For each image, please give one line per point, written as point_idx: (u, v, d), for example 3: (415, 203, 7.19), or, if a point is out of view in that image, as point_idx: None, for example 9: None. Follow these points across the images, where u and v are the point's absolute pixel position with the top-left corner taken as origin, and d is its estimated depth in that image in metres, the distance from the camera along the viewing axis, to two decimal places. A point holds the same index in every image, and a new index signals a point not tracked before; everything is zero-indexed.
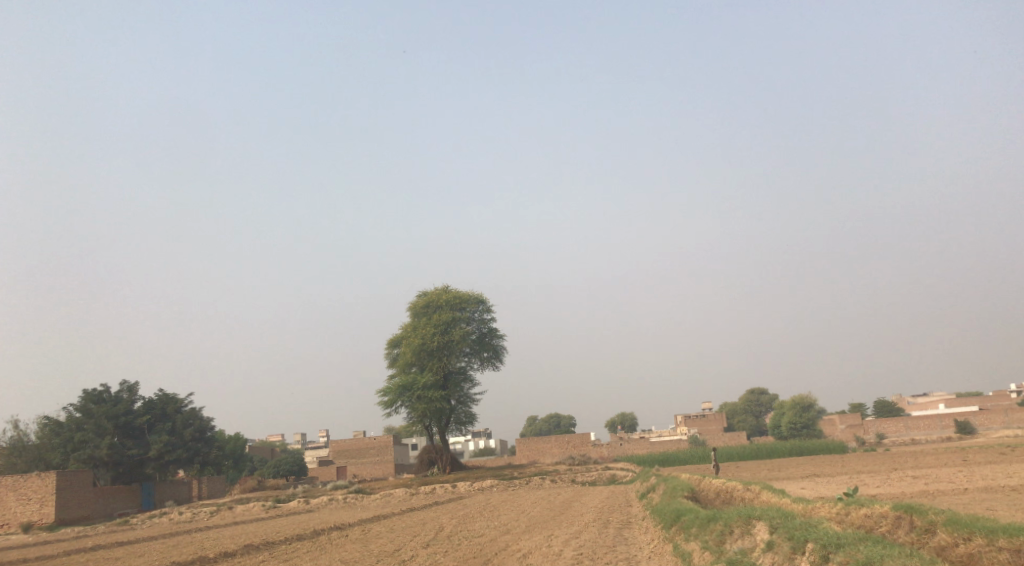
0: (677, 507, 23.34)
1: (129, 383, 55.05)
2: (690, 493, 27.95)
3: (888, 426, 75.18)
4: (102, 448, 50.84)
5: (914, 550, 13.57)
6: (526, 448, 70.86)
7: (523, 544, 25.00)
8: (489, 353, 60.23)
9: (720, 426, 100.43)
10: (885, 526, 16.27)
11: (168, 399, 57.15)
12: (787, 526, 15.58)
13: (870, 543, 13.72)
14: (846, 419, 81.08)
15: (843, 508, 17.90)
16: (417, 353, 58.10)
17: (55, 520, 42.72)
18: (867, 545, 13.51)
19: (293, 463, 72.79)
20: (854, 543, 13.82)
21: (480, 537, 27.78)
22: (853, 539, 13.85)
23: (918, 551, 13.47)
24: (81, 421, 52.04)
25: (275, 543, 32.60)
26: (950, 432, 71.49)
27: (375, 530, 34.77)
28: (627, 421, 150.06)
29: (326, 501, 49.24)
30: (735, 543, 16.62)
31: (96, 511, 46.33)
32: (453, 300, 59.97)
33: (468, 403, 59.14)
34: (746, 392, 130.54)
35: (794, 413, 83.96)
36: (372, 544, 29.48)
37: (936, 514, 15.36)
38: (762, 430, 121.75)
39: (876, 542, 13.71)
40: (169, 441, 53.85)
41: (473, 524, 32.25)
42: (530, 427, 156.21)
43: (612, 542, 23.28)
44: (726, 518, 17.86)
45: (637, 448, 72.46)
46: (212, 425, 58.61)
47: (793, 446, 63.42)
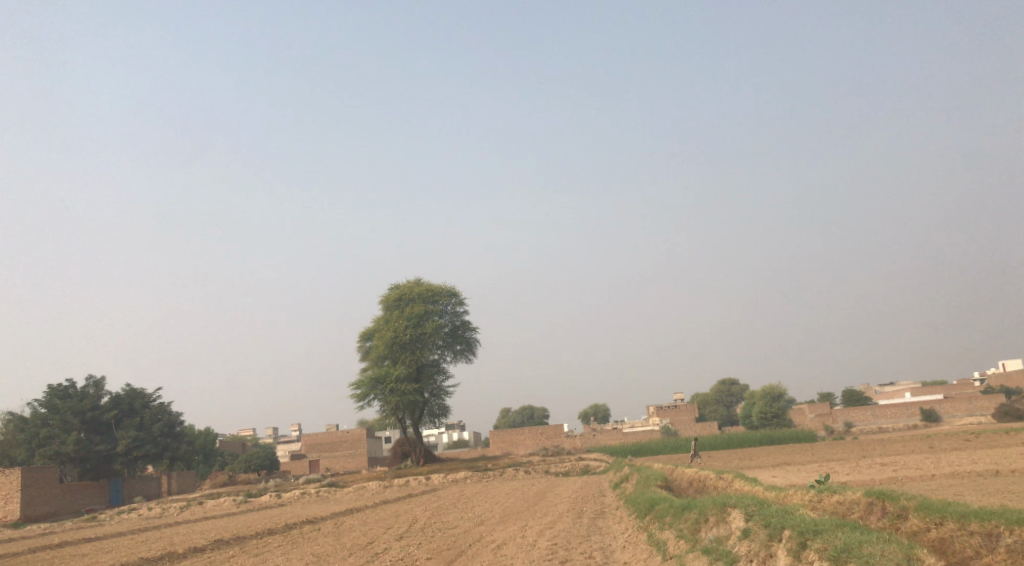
0: (651, 497, 23.36)
1: (95, 378, 54.21)
2: (663, 482, 28.03)
3: (856, 414, 75.98)
4: (68, 444, 50.08)
5: (890, 535, 13.63)
6: (499, 440, 70.78)
7: (496, 535, 24.92)
8: (462, 346, 60.09)
9: (692, 417, 101.00)
10: (858, 512, 16.36)
11: (136, 393, 56.39)
12: (763, 513, 15.61)
13: (845, 528, 13.77)
14: (815, 408, 81.99)
15: (816, 495, 17.98)
16: (389, 346, 57.82)
17: (21, 517, 41.98)
18: (844, 531, 13.54)
19: (264, 458, 72.22)
20: (832, 529, 13.85)
21: (454, 529, 27.64)
22: (830, 526, 13.88)
23: (894, 536, 13.51)
24: (47, 416, 51.20)
25: (246, 537, 32.23)
26: (917, 420, 72.33)
27: (347, 523, 34.51)
28: (599, 412, 150.76)
29: (298, 494, 48.88)
30: (711, 531, 16.62)
31: (64, 508, 45.63)
32: (425, 293, 59.68)
33: (441, 396, 58.98)
34: (718, 382, 131.61)
35: (765, 403, 84.50)
36: (344, 538, 29.24)
37: (909, 500, 15.45)
38: (733, 420, 122.64)
39: (852, 528, 13.74)
40: (137, 436, 53.18)
41: (446, 516, 32.08)
42: (503, 420, 156.20)
43: (587, 531, 23.22)
44: (700, 506, 17.88)
45: (609, 439, 72.66)
46: (181, 420, 57.95)
47: (763, 435, 63.85)
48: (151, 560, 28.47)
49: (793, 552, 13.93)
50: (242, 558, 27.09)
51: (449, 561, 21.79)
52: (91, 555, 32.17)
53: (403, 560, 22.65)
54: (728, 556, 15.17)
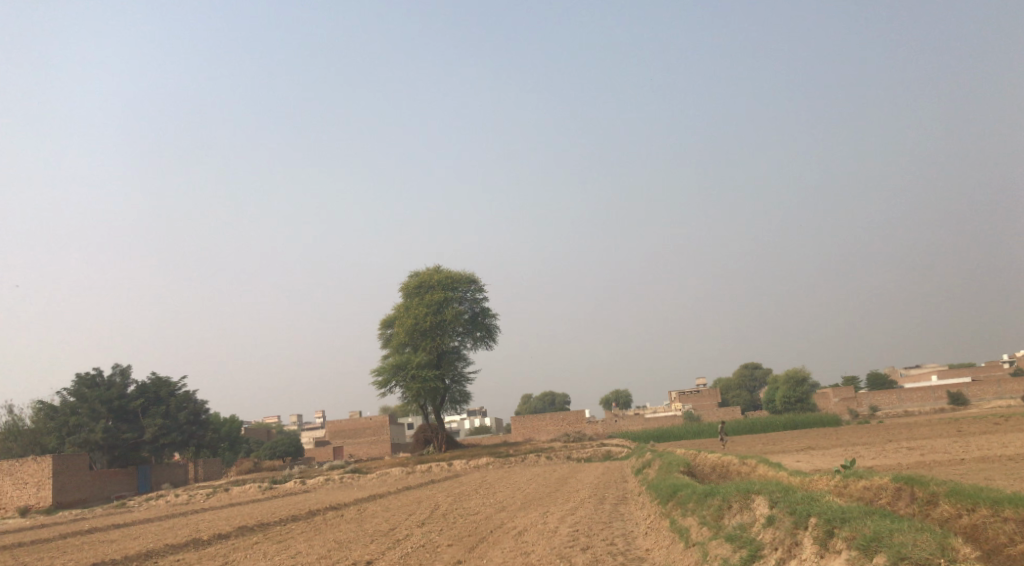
0: (673, 482, 23.11)
1: (122, 366, 54.67)
2: (686, 468, 27.77)
3: (881, 398, 75.23)
4: (97, 432, 50.61)
5: (921, 523, 13.30)
6: (522, 426, 70.69)
7: (518, 521, 24.78)
8: (482, 333, 59.96)
9: (714, 402, 100.50)
10: (885, 497, 16.05)
11: (161, 382, 56.82)
12: (788, 500, 15.31)
13: (874, 516, 13.46)
14: (840, 392, 81.20)
15: (842, 480, 17.67)
16: (410, 334, 57.77)
17: (52, 504, 42.41)
18: (874, 519, 13.20)
19: (289, 445, 72.68)
20: (860, 517, 13.53)
21: (475, 515, 27.53)
22: (858, 514, 13.56)
23: (925, 524, 13.16)
24: (75, 405, 51.73)
25: (270, 524, 32.32)
26: (944, 404, 71.40)
27: (370, 509, 34.55)
28: (621, 397, 150.40)
29: (322, 481, 49.11)
30: (734, 518, 16.35)
31: (94, 494, 46.08)
32: (445, 280, 59.57)
33: (462, 383, 58.93)
34: (741, 367, 130.85)
35: (788, 387, 83.75)
36: (366, 524, 29.22)
37: (939, 485, 15.09)
38: (756, 404, 121.98)
39: (882, 515, 13.40)
40: (164, 424, 53.59)
41: (469, 502, 31.99)
42: (525, 406, 156.42)
43: (608, 518, 23.04)
44: (723, 493, 17.59)
45: (632, 424, 72.39)
46: (206, 408, 58.37)
47: (787, 419, 63.32)
48: (176, 546, 28.55)
49: (820, 540, 13.63)
50: (265, 544, 27.11)
51: (470, 547, 21.67)
52: (120, 541, 32.43)
53: (424, 547, 22.54)
54: (753, 544, 14.90)
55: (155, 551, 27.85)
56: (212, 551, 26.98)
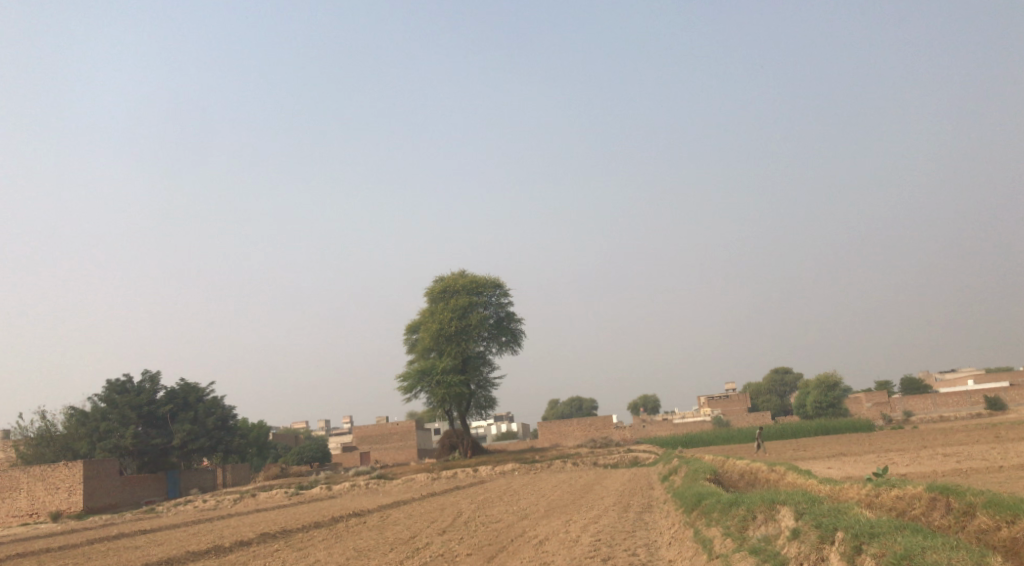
0: (699, 490, 22.50)
1: (151, 372, 54.83)
2: (712, 475, 27.14)
3: (915, 402, 73.75)
4: (126, 438, 50.80)
5: (956, 538, 12.64)
6: (548, 432, 70.07)
7: (539, 530, 24.25)
8: (507, 337, 59.49)
9: (744, 407, 99.20)
10: (919, 508, 15.40)
11: (190, 387, 56.98)
12: (814, 512, 14.70)
13: (907, 531, 12.80)
14: (873, 397, 79.75)
15: (873, 488, 17.02)
16: (435, 339, 57.51)
17: (83, 509, 42.53)
18: (905, 535, 12.56)
19: (316, 450, 72.70)
20: (890, 531, 12.90)
21: (497, 523, 27.05)
22: (889, 528, 12.94)
23: (960, 539, 12.50)
24: (105, 411, 51.95)
25: (293, 531, 32.06)
26: (980, 409, 69.77)
27: (393, 516, 34.22)
28: (649, 403, 149.30)
29: (348, 486, 48.93)
30: (759, 530, 15.79)
31: (124, 500, 46.18)
32: (470, 284, 59.22)
33: (488, 388, 58.52)
34: (771, 371, 129.38)
35: (820, 392, 82.48)
36: (388, 532, 28.82)
37: (976, 496, 14.41)
38: (787, 409, 120.35)
39: (914, 530, 12.76)
40: (192, 430, 53.60)
41: (492, 509, 31.52)
42: (552, 411, 155.75)
43: (632, 527, 22.48)
44: (748, 502, 17.01)
45: (660, 429, 71.54)
46: (234, 413, 58.36)
47: (818, 424, 62.21)
48: (197, 554, 28.32)
49: (848, 555, 13.01)
50: (286, 552, 26.79)
51: (489, 557, 21.20)
52: (145, 548, 32.32)
53: (442, 557, 22.09)
54: (777, 557, 14.30)
55: (176, 558, 27.65)
56: (233, 559, 26.72)
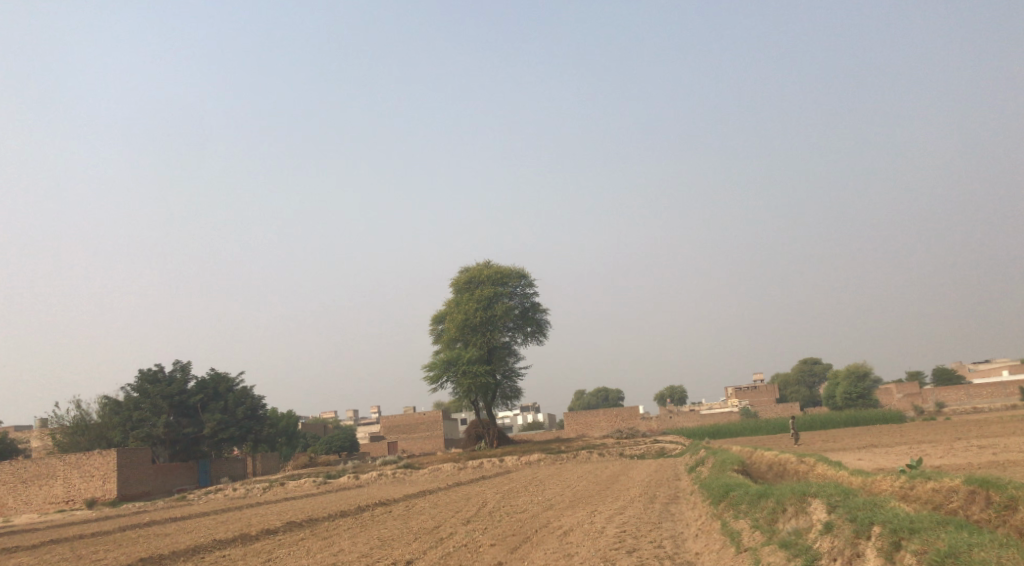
0: (726, 482, 22.07)
1: (182, 362, 55.07)
2: (741, 466, 26.66)
3: (948, 394, 72.44)
4: (158, 427, 51.12)
5: (1002, 534, 12.17)
6: (575, 422, 69.69)
7: (564, 521, 23.87)
8: (533, 328, 59.14)
9: (772, 398, 98.21)
10: (956, 502, 14.91)
11: (220, 377, 57.22)
12: (848, 505, 14.25)
13: (950, 526, 12.32)
14: (904, 388, 78.52)
15: (907, 481, 16.51)
16: (460, 329, 57.32)
17: (117, 497, 42.89)
18: (949, 531, 12.10)
19: (345, 439, 72.91)
20: (932, 527, 12.44)
21: (522, 514, 26.79)
22: (930, 524, 12.47)
23: (1006, 536, 12.04)
24: (138, 400, 52.26)
25: (319, 520, 32.01)
26: (1016, 400, 68.44)
27: (418, 506, 34.13)
28: (677, 393, 148.41)
29: (375, 476, 48.95)
30: (789, 523, 15.38)
31: (156, 488, 46.51)
32: (495, 275, 58.96)
33: (514, 378, 58.29)
34: (800, 362, 128.05)
35: (850, 383, 81.44)
36: (414, 521, 28.64)
37: (1018, 489, 13.96)
38: (816, 401, 118.91)
39: (958, 526, 12.28)
40: (223, 419, 53.77)
41: (517, 500, 31.31)
42: (578, 402, 155.47)
43: (658, 518, 22.15)
44: (778, 494, 16.59)
45: (687, 420, 70.96)
46: (264, 403, 58.48)
47: (849, 415, 61.35)
48: (225, 542, 28.33)
49: (886, 551, 12.56)
50: (311, 541, 26.68)
51: (513, 548, 20.90)
52: (174, 536, 32.42)
53: (466, 547, 21.85)
54: (809, 552, 13.86)
55: (203, 545, 27.65)
56: (259, 547, 26.62)
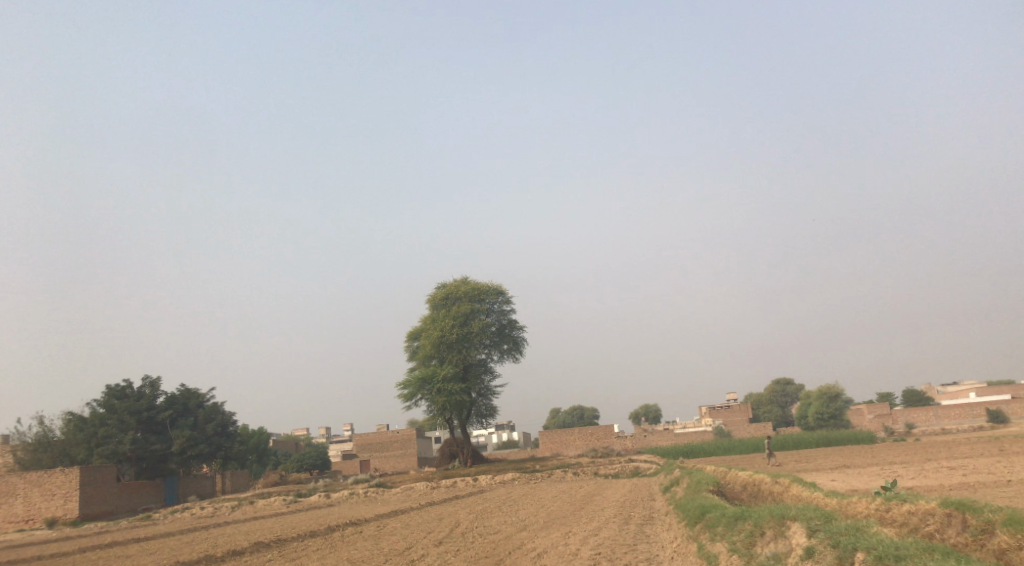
0: (702, 503, 21.84)
1: (151, 378, 54.14)
2: (716, 486, 26.47)
3: (918, 415, 72.90)
4: (125, 444, 50.12)
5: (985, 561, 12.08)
6: (549, 441, 69.32)
7: (538, 543, 23.52)
8: (509, 345, 58.81)
9: (745, 418, 98.45)
10: (932, 525, 14.80)
11: (190, 393, 56.27)
12: (829, 529, 14.10)
13: (935, 553, 12.19)
14: (874, 409, 79.02)
15: (883, 503, 16.38)
16: (436, 346, 56.86)
17: (79, 516, 41.88)
18: (933, 558, 11.96)
19: (317, 457, 71.97)
20: (916, 553, 12.30)
21: (495, 534, 26.42)
22: (915, 550, 12.33)
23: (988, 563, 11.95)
24: (104, 416, 51.23)
25: (288, 540, 31.37)
26: (983, 422, 69.07)
27: (390, 526, 33.61)
28: (651, 413, 148.47)
29: (346, 495, 48.22)
30: (768, 547, 15.18)
31: (120, 507, 45.47)
32: (472, 291, 58.61)
33: (489, 396, 57.89)
34: (772, 383, 128.64)
35: (822, 404, 81.85)
36: (385, 542, 28.14)
37: (995, 513, 13.92)
38: (788, 421, 119.41)
39: (943, 553, 12.14)
40: (191, 436, 52.89)
41: (490, 520, 30.90)
42: (553, 420, 155.16)
43: (632, 540, 21.86)
44: (755, 517, 16.37)
45: (661, 439, 70.83)
46: (234, 420, 57.63)
47: (820, 436, 61.53)
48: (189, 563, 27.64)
49: None
50: (278, 563, 26.06)
51: None
52: (137, 557, 31.64)
53: None
54: None
55: None
56: None
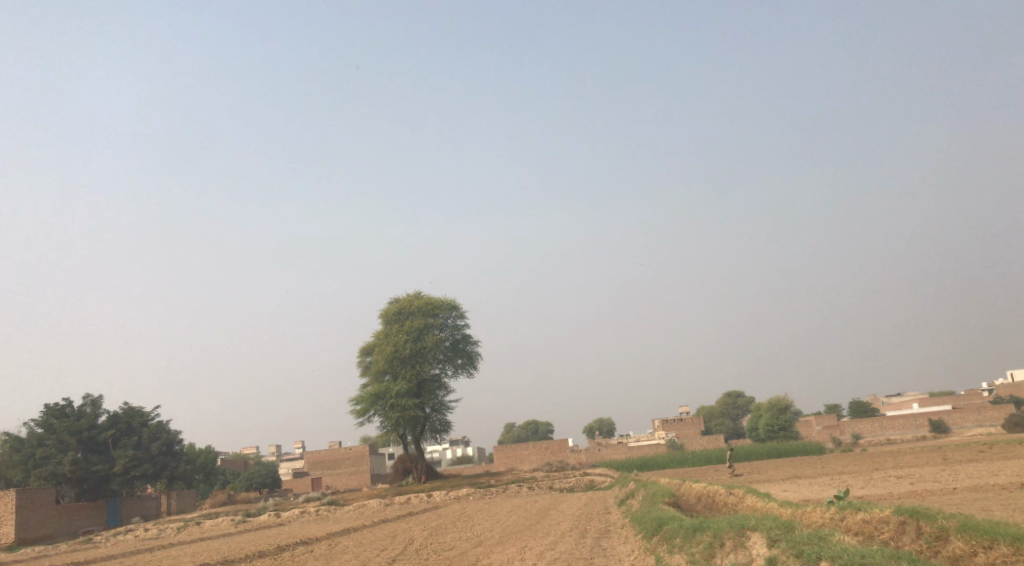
0: (659, 515, 21.72)
1: (92, 396, 52.62)
2: (670, 498, 26.43)
3: (864, 426, 74.09)
4: (64, 464, 48.53)
5: None
6: (503, 456, 69.02)
7: (492, 559, 23.18)
8: (463, 360, 58.44)
9: (697, 430, 99.07)
10: (888, 533, 14.88)
11: (134, 412, 54.82)
12: (791, 539, 14.09)
13: (901, 562, 12.25)
14: (823, 420, 80.17)
15: (837, 512, 16.41)
16: (389, 361, 56.23)
17: (15, 540, 40.41)
18: None
19: (267, 476, 70.59)
20: (884, 561, 12.36)
21: (449, 551, 25.97)
22: (882, 558, 12.39)
23: None
24: (43, 436, 49.61)
25: (235, 561, 30.57)
26: (926, 431, 70.51)
27: (342, 544, 32.96)
28: (604, 426, 148.93)
29: (297, 513, 47.29)
30: (728, 558, 15.10)
31: (60, 530, 44.01)
32: (425, 306, 58.18)
33: (443, 411, 57.42)
34: (723, 396, 129.94)
35: (771, 415, 82.79)
36: (334, 562, 27.46)
37: (948, 520, 14.08)
38: (740, 434, 120.65)
39: (910, 560, 12.22)
40: (135, 456, 51.48)
41: (444, 536, 30.49)
42: (507, 436, 154.67)
43: (590, 554, 21.65)
44: (714, 528, 16.28)
45: (615, 452, 70.93)
46: (180, 438, 56.29)
47: (770, 448, 62.15)
48: None
49: None
50: None
51: None
52: None
53: None
54: None
55: None
56: None
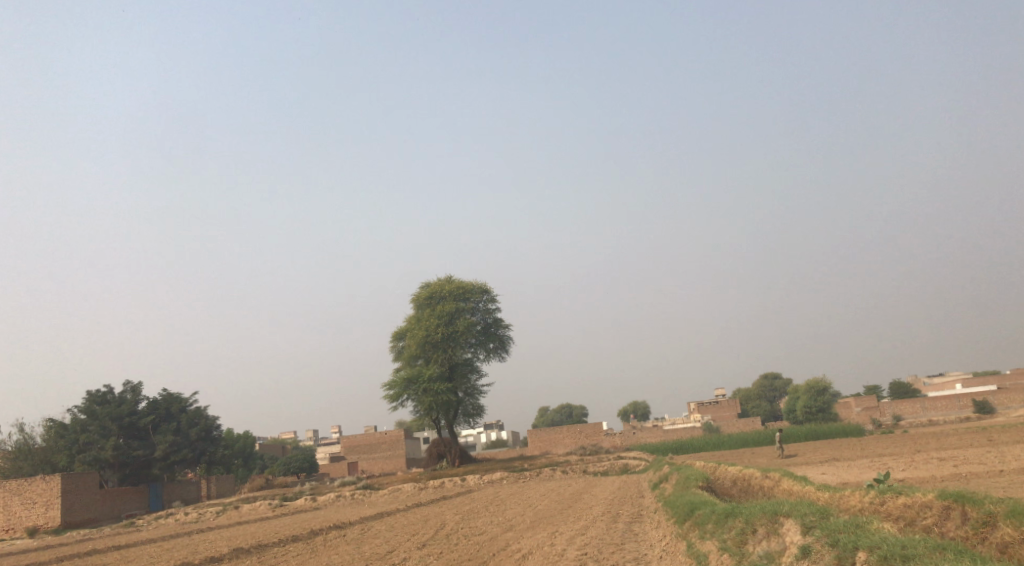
0: (691, 499, 21.32)
1: (132, 383, 53.11)
2: (704, 482, 25.78)
3: (905, 407, 72.51)
4: (106, 450, 49.05)
5: (996, 558, 11.52)
6: (538, 439, 68.71)
7: (523, 544, 22.80)
8: (495, 344, 58.06)
9: (734, 413, 97.96)
10: (931, 518, 14.20)
11: (173, 398, 55.30)
12: (826, 526, 13.46)
13: (947, 553, 11.52)
14: (862, 402, 78.73)
15: (877, 496, 15.72)
16: (421, 346, 56.03)
17: (60, 524, 40.92)
18: (942, 557, 11.36)
19: (303, 460, 71.00)
20: (926, 553, 11.65)
21: (480, 536, 25.64)
22: (925, 549, 11.69)
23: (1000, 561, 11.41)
24: (86, 422, 50.12)
25: (267, 545, 30.58)
26: (969, 412, 68.82)
27: (374, 529, 32.82)
28: (639, 409, 148.22)
29: (332, 497, 47.35)
30: (760, 545, 14.53)
31: (103, 513, 44.50)
32: (456, 290, 57.79)
33: (476, 395, 57.15)
34: (760, 377, 128.47)
35: (809, 397, 81.53)
36: (366, 546, 27.25)
37: (996, 504, 13.34)
38: (777, 416, 119.20)
39: (956, 552, 11.52)
40: (175, 441, 51.85)
41: (476, 520, 30.17)
42: (542, 419, 154.50)
43: (621, 539, 21.16)
44: (747, 513, 15.72)
45: (650, 435, 70.24)
46: (218, 424, 56.66)
47: (809, 430, 61.09)
48: None
49: None
50: None
51: None
52: None
53: None
54: None
55: None
56: None
